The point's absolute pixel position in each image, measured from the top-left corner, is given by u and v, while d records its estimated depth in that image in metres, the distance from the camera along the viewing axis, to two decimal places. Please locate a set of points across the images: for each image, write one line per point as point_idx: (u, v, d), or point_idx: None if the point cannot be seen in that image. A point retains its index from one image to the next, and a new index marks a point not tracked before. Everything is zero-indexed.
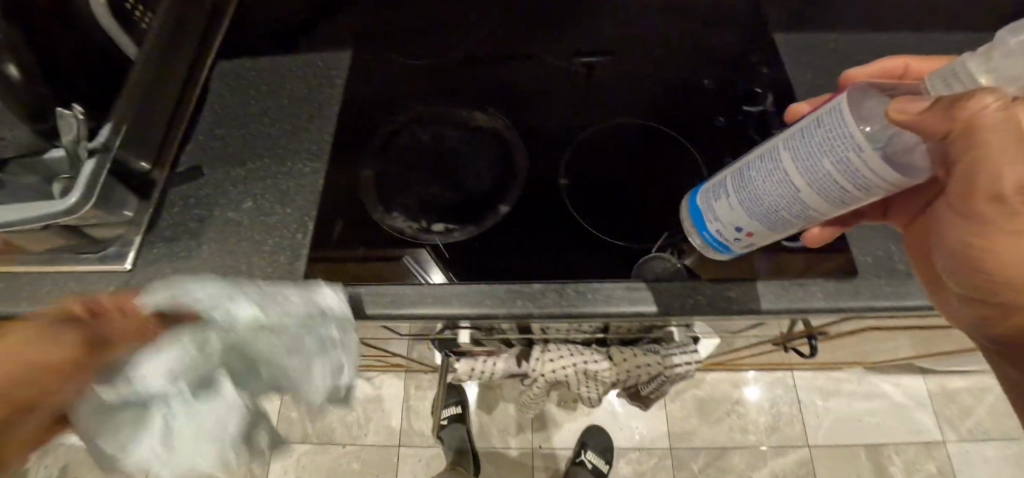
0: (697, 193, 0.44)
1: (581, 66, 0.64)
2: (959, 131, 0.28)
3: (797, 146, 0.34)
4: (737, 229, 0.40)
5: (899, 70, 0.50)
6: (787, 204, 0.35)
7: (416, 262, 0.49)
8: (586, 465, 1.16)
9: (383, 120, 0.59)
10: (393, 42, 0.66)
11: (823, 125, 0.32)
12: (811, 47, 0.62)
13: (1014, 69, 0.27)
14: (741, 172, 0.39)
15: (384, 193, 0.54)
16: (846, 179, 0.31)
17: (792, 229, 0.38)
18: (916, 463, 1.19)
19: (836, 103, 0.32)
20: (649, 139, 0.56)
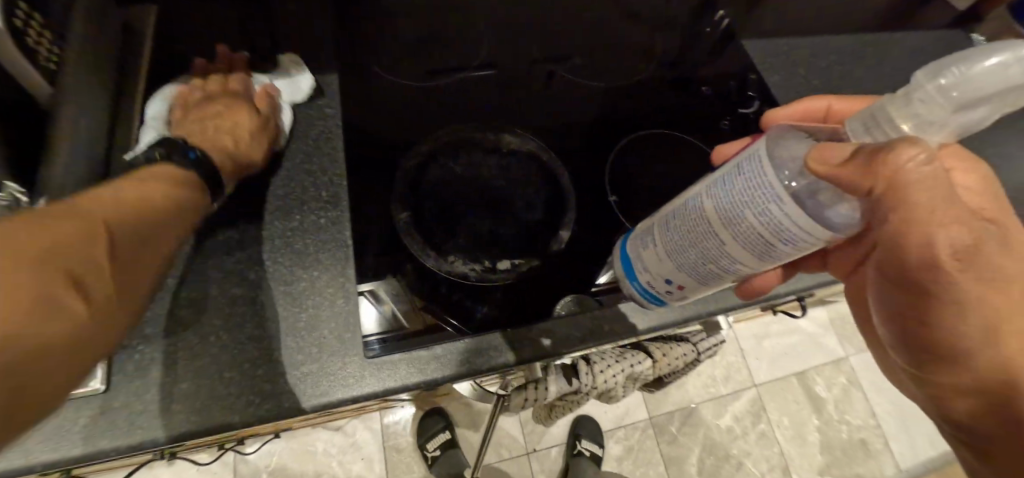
0: (629, 241, 0.42)
1: (582, 77, 0.64)
2: (883, 191, 0.27)
3: (715, 195, 0.32)
4: (668, 282, 0.38)
5: (822, 112, 0.50)
6: (715, 257, 0.33)
7: (376, 301, 0.47)
8: (584, 454, 1.23)
9: (401, 157, 0.53)
10: (380, 65, 0.60)
11: (743, 171, 0.30)
12: (770, 49, 0.70)
13: (930, 112, 0.26)
14: (665, 222, 0.37)
15: (428, 237, 0.48)
16: (768, 234, 0.29)
17: (722, 282, 0.35)
18: (832, 379, 1.43)
19: (755, 148, 0.31)
20: (669, 148, 0.59)
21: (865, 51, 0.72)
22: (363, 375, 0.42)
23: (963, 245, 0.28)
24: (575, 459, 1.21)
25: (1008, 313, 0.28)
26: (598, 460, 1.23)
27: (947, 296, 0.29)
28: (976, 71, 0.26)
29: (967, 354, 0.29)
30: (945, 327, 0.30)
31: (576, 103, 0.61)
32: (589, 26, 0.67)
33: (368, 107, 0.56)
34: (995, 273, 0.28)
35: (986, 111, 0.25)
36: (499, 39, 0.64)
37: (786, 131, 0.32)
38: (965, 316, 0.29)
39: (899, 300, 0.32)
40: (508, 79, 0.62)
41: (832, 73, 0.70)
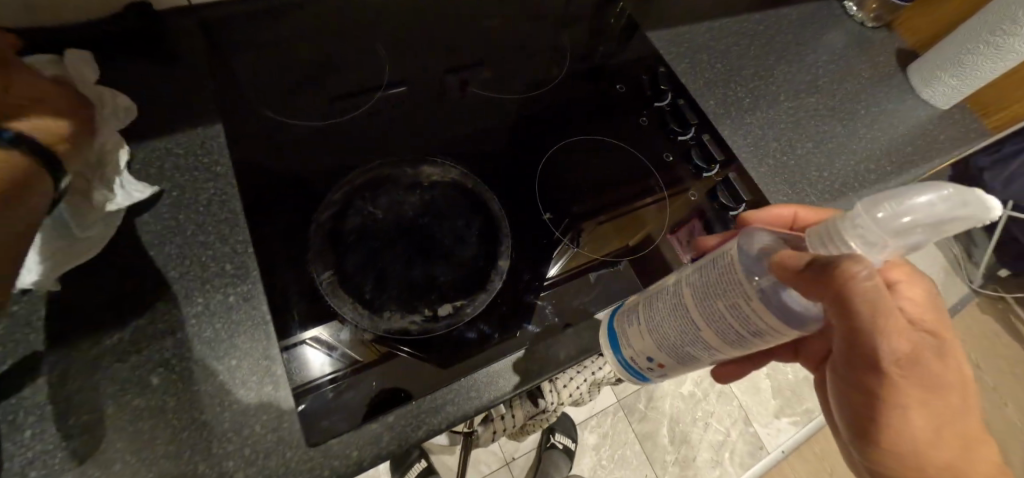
0: (613, 317, 0.43)
1: (497, 89, 0.60)
2: (835, 301, 0.28)
3: (695, 283, 0.35)
4: (650, 359, 0.39)
5: (789, 219, 0.47)
6: (690, 342, 0.36)
7: (324, 346, 0.42)
8: (558, 447, 1.24)
9: (312, 209, 0.48)
10: (271, 108, 0.54)
11: (719, 266, 0.34)
12: (670, 38, 0.71)
13: (873, 234, 0.28)
14: (651, 300, 0.39)
15: (359, 295, 0.44)
16: (739, 324, 0.32)
17: (699, 365, 0.37)
18: None
19: (731, 247, 0.35)
20: (595, 153, 0.58)
21: (754, 30, 0.76)
22: (320, 464, 0.38)
23: (904, 355, 0.30)
24: (552, 453, 1.22)
25: (942, 413, 0.31)
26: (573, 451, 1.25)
27: (897, 397, 0.30)
28: (907, 206, 0.27)
29: (918, 448, 0.31)
30: (891, 423, 0.31)
31: (495, 118, 0.58)
32: (492, 35, 0.65)
33: (265, 155, 0.50)
34: (932, 378, 0.30)
35: (921, 237, 0.28)
36: (400, 60, 0.60)
37: (756, 232, 0.35)
38: (910, 414, 0.30)
39: (848, 397, 0.33)
40: (418, 101, 0.57)
41: (730, 54, 0.73)
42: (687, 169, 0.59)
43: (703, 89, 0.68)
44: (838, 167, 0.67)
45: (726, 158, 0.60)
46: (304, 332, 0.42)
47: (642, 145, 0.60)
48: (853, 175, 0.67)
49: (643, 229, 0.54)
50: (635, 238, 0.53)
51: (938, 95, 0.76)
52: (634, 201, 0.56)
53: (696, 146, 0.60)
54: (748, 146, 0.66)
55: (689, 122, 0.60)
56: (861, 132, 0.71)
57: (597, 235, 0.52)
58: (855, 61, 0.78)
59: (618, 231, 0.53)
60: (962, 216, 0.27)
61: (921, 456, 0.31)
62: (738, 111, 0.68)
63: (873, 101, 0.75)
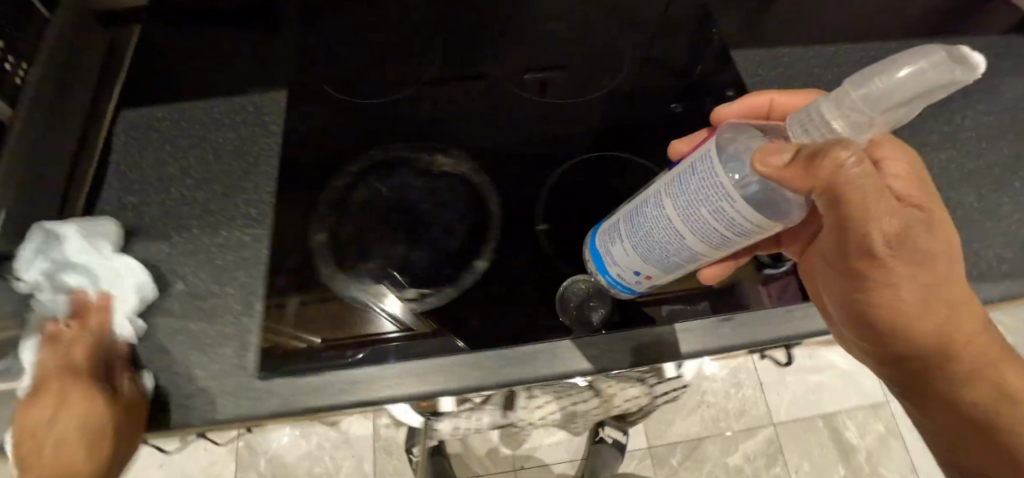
0: (595, 235, 0.42)
1: (543, 95, 0.58)
2: (822, 187, 0.28)
3: (673, 194, 0.32)
4: (636, 273, 0.38)
5: (766, 108, 0.50)
6: (676, 251, 0.34)
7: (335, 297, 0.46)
8: (606, 441, 1.20)
9: (328, 173, 0.52)
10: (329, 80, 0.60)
11: (698, 172, 0.31)
12: (762, 62, 0.62)
13: (858, 113, 0.26)
14: (631, 216, 0.36)
15: (343, 260, 0.48)
16: (724, 228, 0.30)
17: (686, 270, 0.36)
18: (867, 425, 1.29)
19: (705, 149, 0.31)
20: (627, 174, 0.52)
21: (879, 66, 0.63)
22: (263, 396, 0.43)
23: (892, 232, 0.30)
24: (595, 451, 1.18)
25: (937, 288, 0.33)
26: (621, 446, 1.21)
27: (883, 276, 0.32)
28: (896, 77, 0.25)
29: (920, 326, 0.34)
30: (889, 301, 0.33)
31: (527, 122, 0.56)
32: (555, 39, 0.64)
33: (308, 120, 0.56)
34: (919, 253, 0.32)
35: (910, 105, 0.25)
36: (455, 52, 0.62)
37: (730, 133, 0.33)
38: (896, 292, 0.33)
39: (846, 280, 0.35)
40: (460, 92, 0.58)
41: (837, 89, 0.61)
42: None
43: None
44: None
45: None
46: (299, 285, 0.47)
47: None
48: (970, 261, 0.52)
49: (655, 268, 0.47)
50: None
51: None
52: None
53: None
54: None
55: None
56: (999, 212, 0.55)
57: None
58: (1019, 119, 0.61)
59: None
60: (943, 84, 0.24)
61: (914, 330, 0.34)
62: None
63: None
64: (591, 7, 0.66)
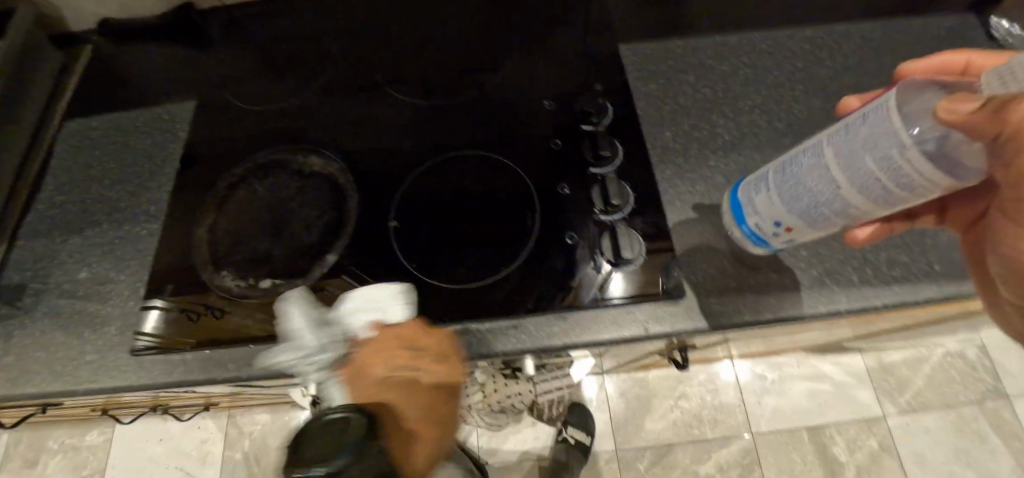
0: (736, 189, 0.43)
1: (419, 96, 0.60)
2: (1010, 136, 0.28)
3: (840, 141, 0.32)
4: (776, 224, 0.39)
5: (961, 68, 0.40)
6: (827, 203, 0.34)
7: (210, 279, 0.51)
8: (570, 441, 1.20)
9: (218, 175, 0.57)
10: (237, 87, 0.64)
11: (868, 121, 0.30)
12: (654, 53, 0.59)
13: None
14: (784, 165, 0.37)
15: (217, 252, 0.52)
16: (890, 179, 0.30)
17: (833, 228, 0.36)
18: (857, 440, 1.21)
19: (885, 98, 0.30)
20: (482, 171, 0.53)
21: (786, 54, 0.59)
22: (143, 374, 0.48)
23: None
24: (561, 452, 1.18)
25: None
26: (586, 447, 1.20)
27: None
28: None
29: None
30: None
31: (399, 122, 0.58)
32: (448, 35, 0.64)
33: (214, 127, 0.61)
34: None
35: None
36: (352, 56, 0.65)
37: (920, 85, 0.31)
38: None
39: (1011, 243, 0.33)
40: (347, 95, 0.61)
41: (736, 78, 0.57)
42: (581, 208, 0.49)
43: (674, 112, 0.55)
44: (829, 250, 0.48)
45: (636, 204, 0.49)
46: (176, 274, 0.52)
47: (541, 171, 0.52)
48: (853, 267, 0.47)
49: (488, 261, 0.48)
50: (477, 271, 0.48)
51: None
52: (496, 231, 0.50)
53: (599, 185, 0.49)
54: (700, 197, 0.50)
55: (603, 154, 0.50)
56: None
57: (438, 259, 0.49)
58: None
59: (460, 257, 0.49)
60: None
61: None
62: (708, 149, 0.53)
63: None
64: None
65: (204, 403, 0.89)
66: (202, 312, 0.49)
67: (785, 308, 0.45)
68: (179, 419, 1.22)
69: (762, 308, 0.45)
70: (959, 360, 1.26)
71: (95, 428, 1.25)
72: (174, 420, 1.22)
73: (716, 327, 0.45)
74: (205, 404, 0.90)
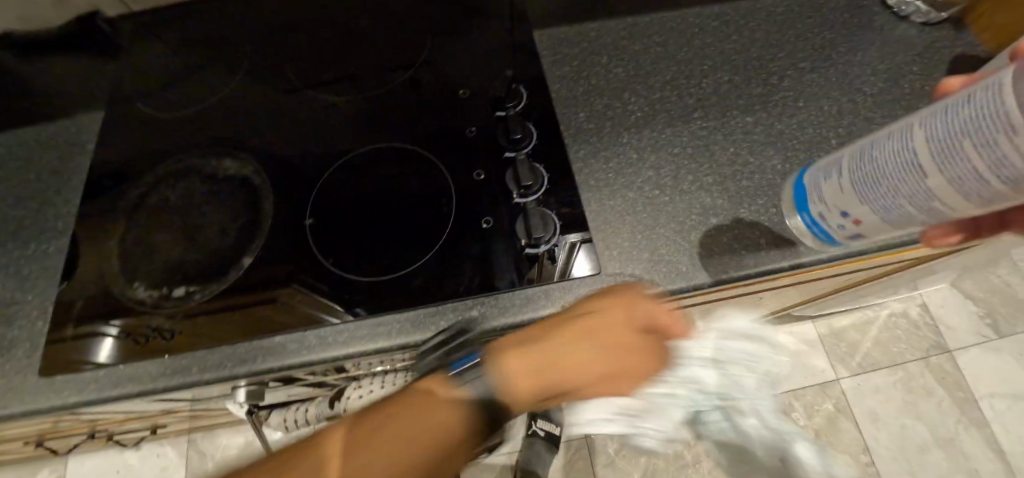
0: (807, 172, 0.42)
1: (336, 93, 0.60)
2: None
3: (932, 125, 0.30)
4: (845, 215, 0.37)
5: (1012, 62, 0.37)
6: (907, 195, 0.31)
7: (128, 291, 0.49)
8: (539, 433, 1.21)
9: (131, 186, 0.56)
10: (148, 95, 0.63)
11: (976, 101, 0.28)
12: (567, 37, 0.60)
13: None
14: (865, 148, 0.35)
15: (128, 264, 0.51)
16: (989, 169, 0.27)
17: (916, 223, 0.33)
18: (814, 405, 1.26)
19: (1003, 73, 0.27)
20: (399, 163, 0.53)
21: (694, 31, 0.61)
22: (52, 396, 0.45)
23: None
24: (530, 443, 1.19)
25: None
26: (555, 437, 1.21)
27: None
28: None
29: None
30: None
31: (316, 121, 0.58)
32: (363, 31, 0.63)
33: (125, 137, 0.59)
34: None
35: None
36: (267, 57, 0.63)
37: None
38: None
39: None
40: (263, 98, 0.60)
41: (646, 57, 0.59)
42: (495, 192, 0.50)
43: (587, 94, 0.56)
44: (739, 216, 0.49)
45: (549, 185, 0.50)
46: (85, 289, 0.50)
47: (456, 158, 0.53)
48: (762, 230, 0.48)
49: (404, 250, 0.49)
50: (393, 262, 0.48)
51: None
52: (413, 221, 0.50)
53: (512, 169, 0.50)
54: (613, 173, 0.51)
55: (515, 138, 0.51)
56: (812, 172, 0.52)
57: (355, 252, 0.49)
58: (841, 75, 0.58)
59: (376, 249, 0.49)
60: None
61: None
62: (621, 126, 0.54)
63: (856, 132, 0.54)
64: None
65: (150, 426, 0.86)
66: (145, 335, 0.47)
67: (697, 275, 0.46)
68: (135, 447, 1.17)
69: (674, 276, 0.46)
70: (903, 319, 1.32)
71: (45, 466, 1.19)
72: (129, 448, 1.17)
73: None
74: (152, 426, 0.87)
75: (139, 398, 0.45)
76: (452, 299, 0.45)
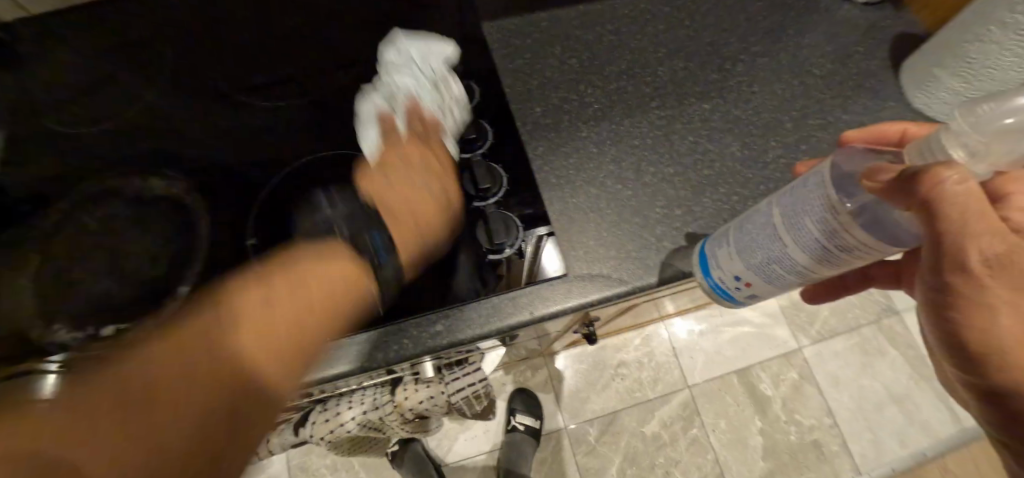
0: (703, 241, 0.43)
1: (272, 99, 0.55)
2: (920, 210, 0.26)
3: (785, 202, 0.33)
4: (736, 278, 0.38)
5: (896, 139, 0.44)
6: (776, 260, 0.34)
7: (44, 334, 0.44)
8: (519, 428, 1.20)
9: (41, 214, 0.50)
10: (53, 109, 0.56)
11: (809, 185, 0.32)
12: (517, 30, 0.58)
13: (975, 141, 0.25)
14: (740, 222, 0.38)
15: (44, 303, 0.45)
16: (825, 237, 0.30)
17: (793, 284, 0.36)
18: (780, 374, 1.30)
19: (825, 165, 0.32)
20: (346, 171, 0.50)
21: (647, 18, 0.59)
22: None
23: (993, 253, 0.26)
24: (510, 439, 1.18)
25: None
26: (535, 431, 1.21)
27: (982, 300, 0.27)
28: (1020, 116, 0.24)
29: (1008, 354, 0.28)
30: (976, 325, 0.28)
31: (251, 129, 0.53)
32: (297, 31, 0.58)
33: (31, 159, 0.53)
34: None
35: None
36: (190, 61, 0.58)
37: (863, 150, 0.33)
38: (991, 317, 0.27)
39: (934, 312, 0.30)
40: (189, 107, 0.55)
41: (600, 48, 0.57)
42: None
43: (542, 88, 0.54)
44: (701, 206, 0.49)
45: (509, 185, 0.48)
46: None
47: None
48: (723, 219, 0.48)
49: None
50: None
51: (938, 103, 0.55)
52: None
53: (469, 171, 0.48)
54: (574, 170, 0.49)
55: (469, 138, 0.48)
56: (770, 157, 0.52)
57: None
58: (792, 58, 0.58)
59: None
60: None
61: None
62: (579, 120, 0.52)
63: (807, 115, 0.54)
64: None
65: None
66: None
67: (664, 270, 0.45)
68: None
69: (641, 272, 0.45)
70: None
71: None
72: None
73: (601, 298, 0.44)
74: None
75: None
76: (416, 314, 0.44)
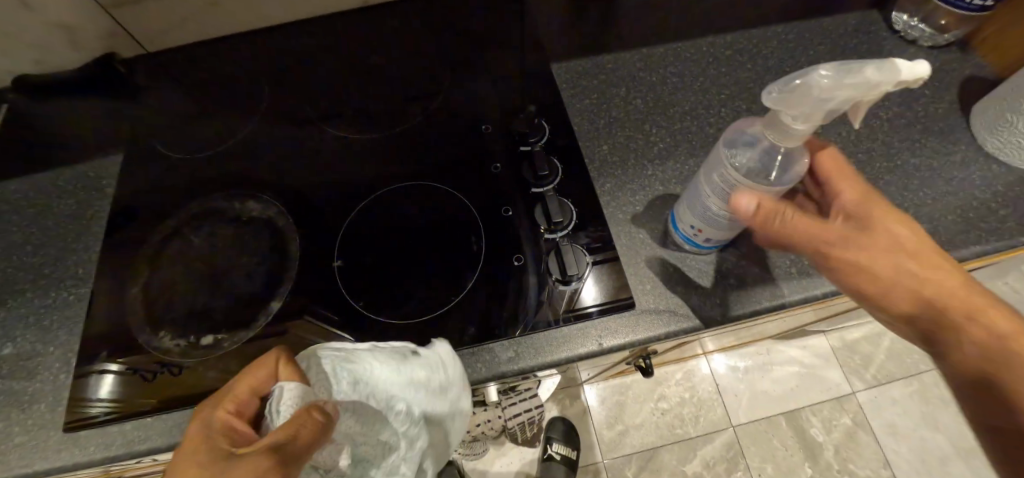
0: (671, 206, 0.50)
1: (355, 131, 0.60)
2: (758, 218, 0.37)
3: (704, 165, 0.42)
4: (691, 226, 0.45)
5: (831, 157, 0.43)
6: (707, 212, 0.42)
7: (147, 341, 0.48)
8: (556, 458, 1.19)
9: (153, 230, 0.55)
10: (164, 135, 0.62)
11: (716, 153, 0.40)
12: (584, 71, 0.61)
13: (797, 105, 0.32)
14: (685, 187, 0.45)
15: (153, 311, 0.50)
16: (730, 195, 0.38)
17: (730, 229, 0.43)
18: (832, 420, 1.24)
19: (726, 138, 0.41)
20: (424, 200, 0.53)
21: (710, 61, 0.61)
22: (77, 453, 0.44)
23: (796, 222, 0.38)
24: (547, 469, 1.17)
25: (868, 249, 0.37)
26: (572, 462, 1.19)
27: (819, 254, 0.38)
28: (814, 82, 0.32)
29: (868, 284, 0.37)
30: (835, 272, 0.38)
31: (337, 159, 0.58)
32: (380, 70, 0.63)
33: (146, 180, 0.59)
34: (831, 231, 0.38)
35: (837, 95, 0.31)
36: (284, 95, 0.64)
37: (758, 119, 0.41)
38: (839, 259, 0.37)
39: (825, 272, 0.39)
40: (283, 137, 0.61)
41: (664, 89, 0.59)
42: (523, 228, 0.50)
43: (608, 126, 0.57)
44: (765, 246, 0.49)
45: (579, 219, 0.50)
46: (108, 340, 0.48)
47: (483, 195, 0.53)
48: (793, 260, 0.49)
49: (436, 290, 0.48)
50: (426, 304, 0.47)
51: (1014, 147, 0.54)
52: (440, 257, 0.50)
53: (541, 204, 0.50)
54: (640, 206, 0.51)
55: (541, 174, 0.51)
56: None
57: (387, 298, 0.48)
58: None
59: (406, 290, 0.48)
60: (869, 76, 0.31)
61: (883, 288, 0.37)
62: (645, 157, 0.54)
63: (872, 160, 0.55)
64: (422, 30, 0.66)
65: None
66: (155, 372, 0.47)
67: (729, 307, 0.46)
68: None
69: (708, 307, 0.46)
70: None
71: None
72: None
73: (666, 334, 0.45)
74: None
75: (151, 455, 0.44)
76: (487, 340, 0.45)
